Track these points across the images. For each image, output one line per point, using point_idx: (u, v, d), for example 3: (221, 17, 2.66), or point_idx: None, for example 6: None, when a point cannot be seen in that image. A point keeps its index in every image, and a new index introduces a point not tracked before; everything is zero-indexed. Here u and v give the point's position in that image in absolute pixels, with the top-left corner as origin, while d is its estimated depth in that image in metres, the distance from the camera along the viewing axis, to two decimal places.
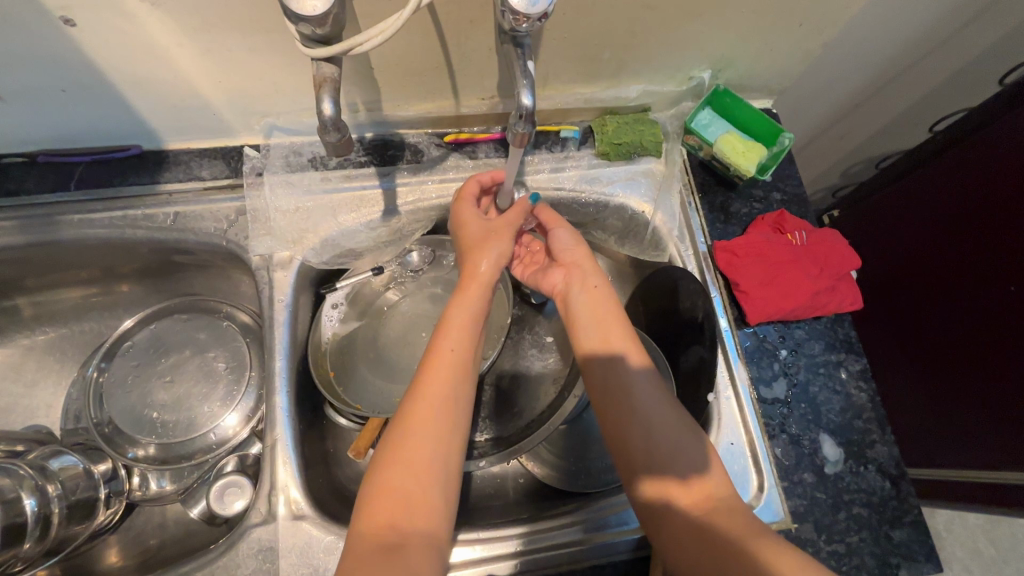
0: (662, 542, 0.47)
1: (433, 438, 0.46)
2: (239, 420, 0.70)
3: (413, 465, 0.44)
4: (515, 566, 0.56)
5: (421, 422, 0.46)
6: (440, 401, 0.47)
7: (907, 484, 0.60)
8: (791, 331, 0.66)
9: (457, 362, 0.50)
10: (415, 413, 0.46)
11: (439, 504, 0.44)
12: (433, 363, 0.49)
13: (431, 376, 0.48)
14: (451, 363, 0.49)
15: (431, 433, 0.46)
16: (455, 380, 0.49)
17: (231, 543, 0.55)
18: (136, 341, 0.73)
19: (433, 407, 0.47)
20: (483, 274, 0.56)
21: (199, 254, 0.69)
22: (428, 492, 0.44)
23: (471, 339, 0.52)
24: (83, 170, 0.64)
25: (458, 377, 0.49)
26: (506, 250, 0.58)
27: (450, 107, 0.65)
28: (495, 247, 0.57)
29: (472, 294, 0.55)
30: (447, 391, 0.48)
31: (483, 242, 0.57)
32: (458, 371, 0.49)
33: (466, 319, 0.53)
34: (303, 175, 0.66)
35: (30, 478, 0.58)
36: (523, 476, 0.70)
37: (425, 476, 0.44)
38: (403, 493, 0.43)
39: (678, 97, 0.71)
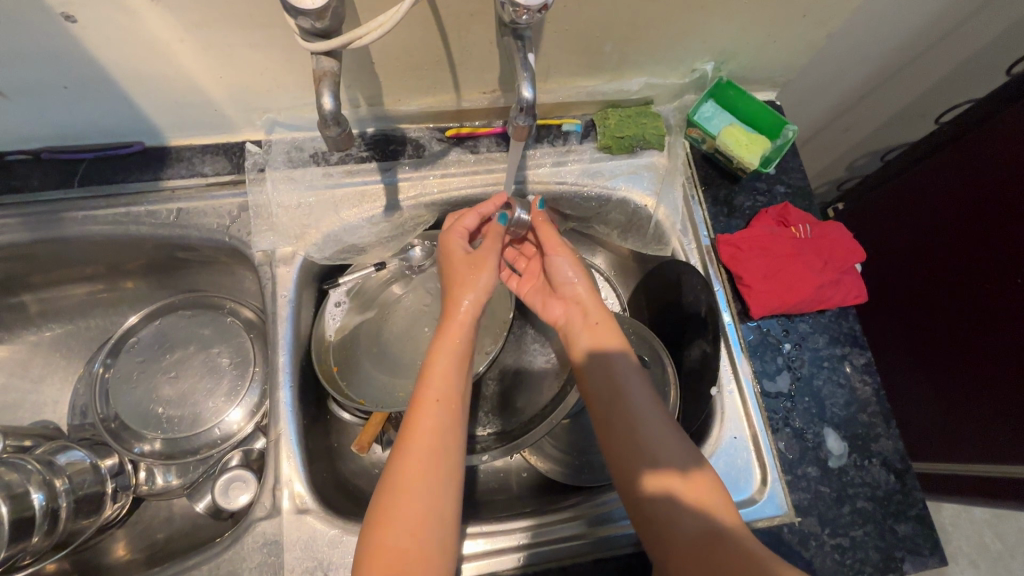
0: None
1: (428, 489, 0.44)
2: (244, 415, 0.71)
3: (407, 519, 0.43)
4: (519, 559, 0.56)
5: (411, 476, 0.45)
6: (426, 452, 0.46)
7: (912, 478, 0.60)
8: (795, 325, 0.65)
9: (442, 409, 0.48)
10: (404, 467, 0.45)
11: (440, 555, 0.43)
12: (417, 414, 0.48)
13: (415, 427, 0.47)
14: (437, 410, 0.48)
15: (423, 486, 0.44)
16: (444, 426, 0.47)
17: (236, 537, 0.55)
18: (141, 336, 0.73)
19: (422, 458, 0.45)
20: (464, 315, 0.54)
21: (202, 250, 0.70)
22: (425, 546, 0.42)
23: (458, 381, 0.50)
24: (87, 167, 0.64)
25: (444, 422, 0.48)
26: (488, 287, 0.56)
27: (451, 101, 0.65)
28: (478, 284, 0.56)
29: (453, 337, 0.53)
30: (432, 440, 0.46)
31: (465, 277, 0.56)
32: (444, 416, 0.48)
33: (451, 360, 0.51)
34: (305, 171, 0.66)
35: (39, 472, 0.58)
36: (526, 470, 0.71)
37: (422, 528, 0.43)
38: (400, 551, 0.42)
39: (681, 90, 0.70)
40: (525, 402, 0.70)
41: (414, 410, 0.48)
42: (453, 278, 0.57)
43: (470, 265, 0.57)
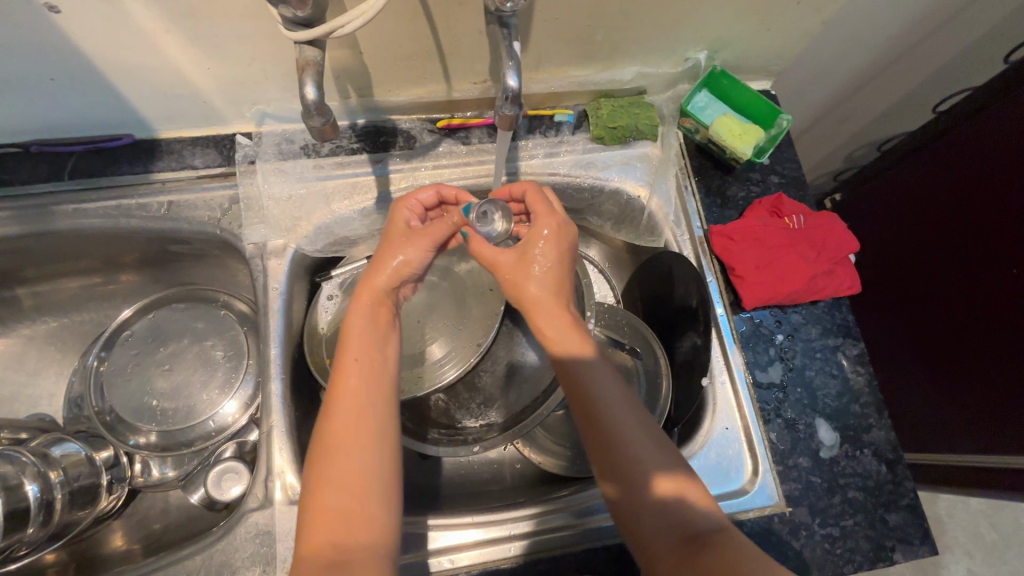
0: (649, 565, 0.45)
1: (362, 451, 0.44)
2: (238, 408, 0.71)
3: (343, 485, 0.42)
4: (526, 546, 0.56)
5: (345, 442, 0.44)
6: (358, 415, 0.45)
7: (903, 467, 0.60)
8: (788, 316, 0.65)
9: (365, 372, 0.47)
10: (333, 433, 0.44)
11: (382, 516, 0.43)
12: (342, 380, 0.47)
13: (339, 394, 0.46)
14: (362, 374, 0.47)
15: (356, 448, 0.44)
16: (370, 391, 0.47)
17: (228, 528, 0.55)
18: (134, 330, 0.73)
19: (352, 423, 0.45)
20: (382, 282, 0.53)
21: (194, 244, 0.70)
22: (367, 507, 0.42)
23: (379, 344, 0.49)
24: (76, 160, 0.64)
25: (370, 384, 0.47)
26: (418, 261, 0.54)
27: (442, 91, 0.65)
28: (403, 253, 0.53)
29: (370, 306, 0.51)
30: (363, 403, 0.46)
31: (399, 246, 0.54)
32: (369, 378, 0.47)
33: (375, 326, 0.50)
34: (295, 163, 0.66)
35: (33, 465, 0.58)
36: (520, 461, 0.71)
37: (359, 490, 0.43)
38: (339, 513, 0.42)
39: (674, 79, 0.70)
40: (518, 394, 0.70)
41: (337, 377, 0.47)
42: (382, 245, 0.55)
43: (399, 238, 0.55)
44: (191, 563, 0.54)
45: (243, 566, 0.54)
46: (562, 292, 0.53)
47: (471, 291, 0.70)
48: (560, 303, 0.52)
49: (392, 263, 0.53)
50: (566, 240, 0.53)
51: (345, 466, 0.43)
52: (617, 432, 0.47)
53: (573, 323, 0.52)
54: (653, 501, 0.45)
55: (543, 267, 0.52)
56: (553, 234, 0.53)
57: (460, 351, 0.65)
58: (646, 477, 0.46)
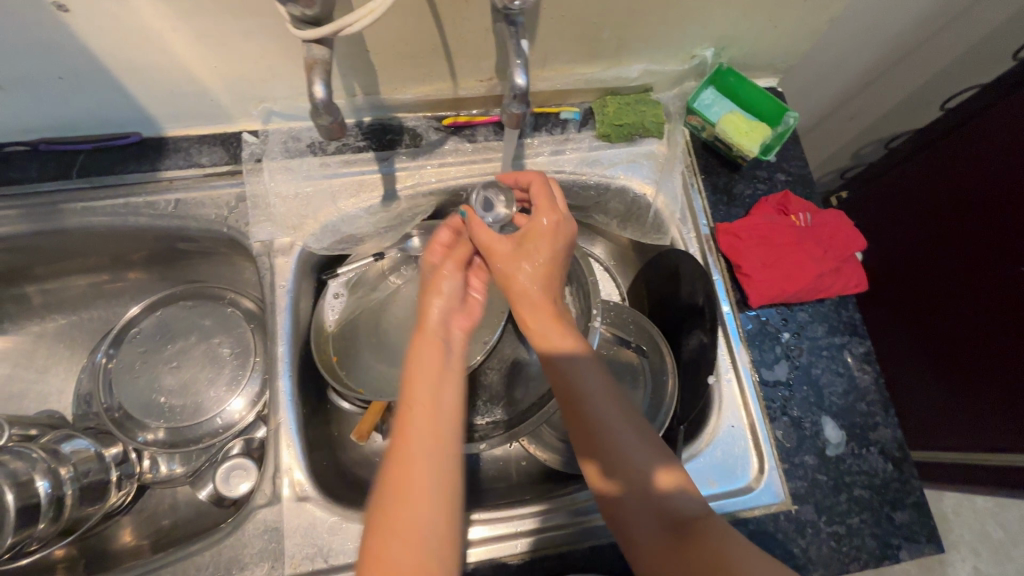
0: (632, 549, 0.46)
1: (432, 470, 0.43)
2: (245, 405, 0.71)
3: (411, 504, 0.42)
4: (529, 544, 0.56)
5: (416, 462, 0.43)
6: (429, 436, 0.45)
7: (909, 466, 0.60)
8: (794, 314, 0.65)
9: (430, 395, 0.47)
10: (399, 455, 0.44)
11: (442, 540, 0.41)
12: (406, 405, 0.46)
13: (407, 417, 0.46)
14: (426, 396, 0.47)
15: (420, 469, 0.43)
16: (440, 413, 0.47)
17: (237, 524, 0.56)
18: (142, 328, 0.74)
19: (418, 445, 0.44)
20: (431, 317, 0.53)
21: (201, 241, 0.70)
22: (428, 529, 0.41)
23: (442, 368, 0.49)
24: (85, 158, 0.65)
25: (433, 407, 0.47)
26: (457, 287, 0.56)
27: (448, 89, 0.65)
28: (439, 288, 0.55)
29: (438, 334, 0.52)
30: (431, 422, 0.46)
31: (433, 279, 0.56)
32: (431, 401, 0.47)
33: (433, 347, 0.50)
34: (301, 161, 0.66)
35: (43, 461, 0.59)
36: (525, 458, 0.71)
37: (426, 512, 0.42)
38: (403, 532, 0.40)
39: (680, 77, 0.70)
40: (524, 391, 0.70)
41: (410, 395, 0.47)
42: (423, 285, 0.57)
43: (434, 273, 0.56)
44: (201, 559, 0.54)
45: (252, 562, 0.54)
46: (551, 288, 0.52)
47: None
48: (548, 298, 0.52)
49: (434, 295, 0.55)
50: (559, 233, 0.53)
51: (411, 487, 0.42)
52: (607, 427, 0.47)
53: (561, 320, 0.51)
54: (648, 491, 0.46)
55: (535, 262, 0.52)
56: (551, 228, 0.53)
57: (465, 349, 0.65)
58: (645, 474, 0.46)
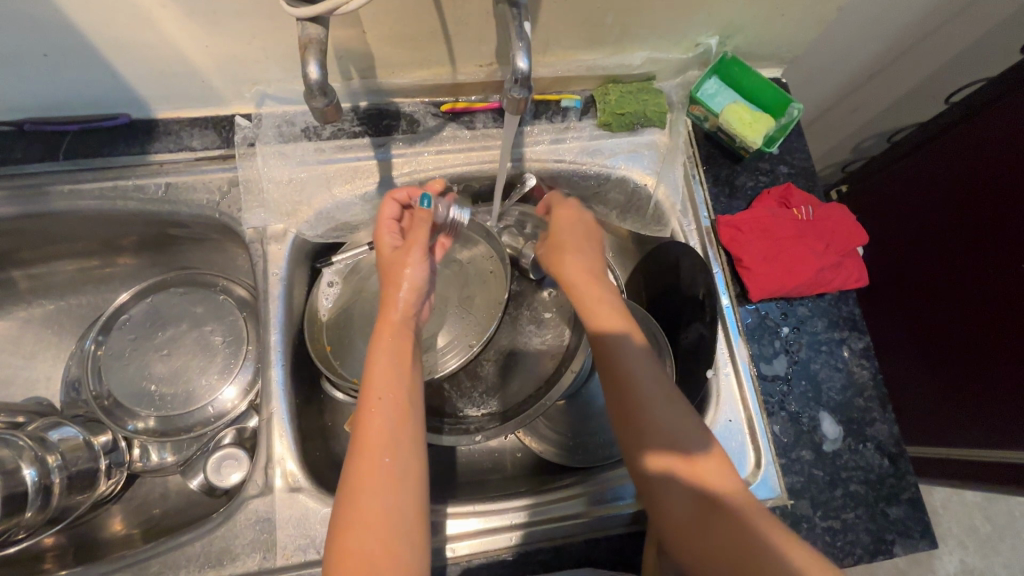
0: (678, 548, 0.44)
1: (388, 482, 0.42)
2: (237, 393, 0.71)
3: (369, 520, 0.40)
4: (520, 536, 0.56)
5: (368, 475, 0.42)
6: (383, 447, 0.44)
7: (905, 462, 0.60)
8: (794, 308, 0.64)
9: (392, 405, 0.46)
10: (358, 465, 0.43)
11: (409, 552, 0.40)
12: (367, 414, 0.45)
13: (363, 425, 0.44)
14: (390, 406, 0.45)
15: (383, 482, 0.42)
16: (394, 422, 0.45)
17: (228, 514, 0.55)
18: (132, 315, 0.72)
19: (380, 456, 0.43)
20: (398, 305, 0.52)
21: (193, 227, 0.68)
22: (395, 542, 0.40)
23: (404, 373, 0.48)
24: (72, 139, 0.63)
25: (397, 419, 0.45)
26: (421, 274, 0.54)
27: (447, 74, 0.63)
28: (406, 276, 0.53)
29: (390, 334, 0.50)
30: (386, 433, 0.44)
31: (396, 265, 0.54)
32: (396, 412, 0.45)
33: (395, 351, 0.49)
34: (296, 146, 0.65)
35: (30, 449, 0.59)
36: (521, 450, 0.70)
37: (388, 526, 0.41)
38: (368, 550, 0.39)
39: (684, 66, 0.68)
40: (520, 383, 0.68)
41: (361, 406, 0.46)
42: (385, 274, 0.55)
43: (398, 256, 0.55)
44: (191, 549, 0.53)
45: (243, 553, 0.54)
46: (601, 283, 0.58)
47: (473, 280, 0.68)
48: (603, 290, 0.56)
49: (402, 287, 0.53)
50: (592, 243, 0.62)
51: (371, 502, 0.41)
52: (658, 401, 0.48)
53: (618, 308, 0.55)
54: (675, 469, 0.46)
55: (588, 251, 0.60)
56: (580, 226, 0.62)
57: (460, 340, 0.64)
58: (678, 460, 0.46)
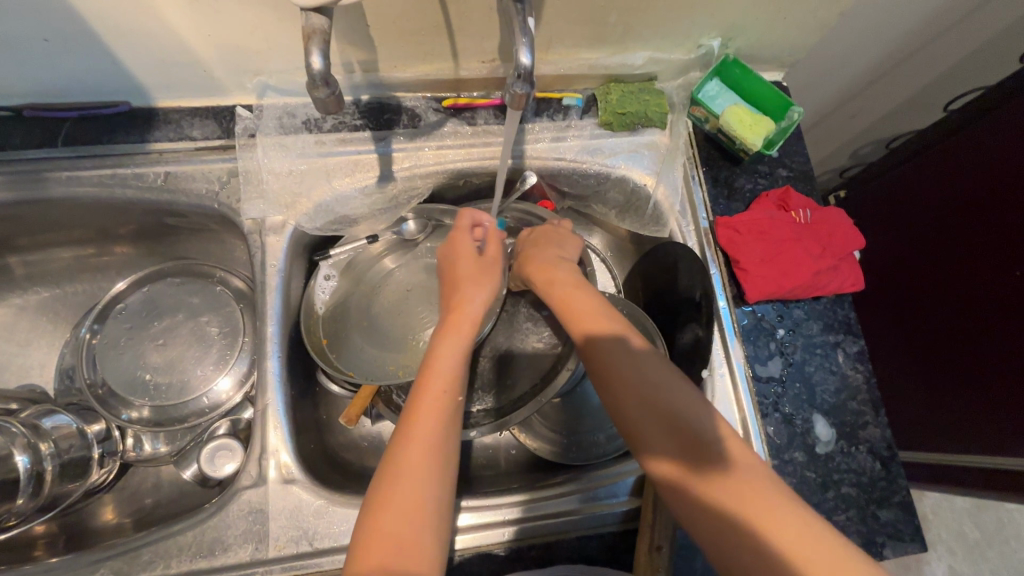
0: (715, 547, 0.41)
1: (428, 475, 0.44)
2: (232, 385, 0.71)
3: (405, 507, 0.42)
4: (512, 532, 0.56)
5: (413, 465, 0.44)
6: (432, 440, 0.46)
7: (897, 465, 0.60)
8: (790, 311, 0.65)
9: (448, 403, 0.48)
10: (404, 457, 0.44)
11: (431, 546, 0.42)
12: (420, 407, 0.47)
13: (417, 418, 0.46)
14: (444, 403, 0.48)
15: (425, 474, 0.44)
16: (445, 421, 0.47)
17: (221, 505, 0.55)
18: (128, 303, 0.72)
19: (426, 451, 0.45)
20: (470, 311, 0.55)
21: (191, 217, 0.68)
22: (421, 534, 0.42)
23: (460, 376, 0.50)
24: (71, 126, 0.63)
25: (449, 419, 0.48)
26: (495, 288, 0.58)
27: (449, 69, 0.63)
28: (482, 286, 0.57)
29: (460, 335, 0.53)
30: (437, 428, 0.46)
31: (474, 277, 0.57)
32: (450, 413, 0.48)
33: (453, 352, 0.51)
34: (296, 138, 0.65)
35: (23, 436, 0.59)
36: (515, 447, 0.71)
37: (419, 518, 0.42)
38: (395, 536, 0.41)
39: (686, 66, 0.68)
40: (516, 380, 0.68)
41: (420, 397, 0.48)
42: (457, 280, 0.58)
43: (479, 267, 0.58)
44: (183, 539, 0.53)
45: (235, 544, 0.53)
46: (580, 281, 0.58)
47: None
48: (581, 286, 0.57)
49: (477, 295, 0.56)
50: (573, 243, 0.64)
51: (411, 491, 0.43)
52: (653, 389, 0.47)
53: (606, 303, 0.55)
54: (681, 457, 0.44)
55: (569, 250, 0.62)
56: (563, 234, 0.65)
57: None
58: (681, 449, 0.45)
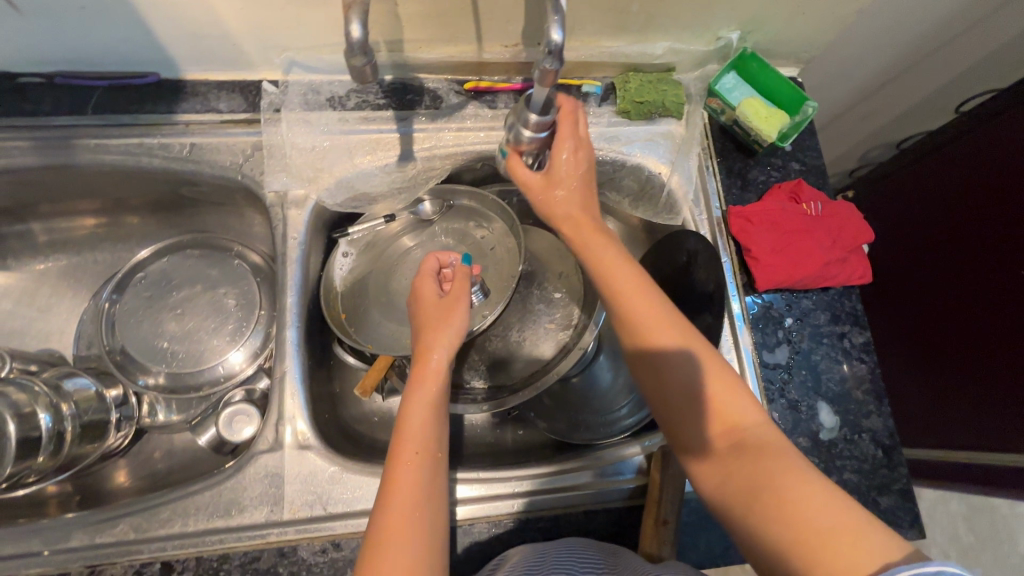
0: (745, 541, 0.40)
1: (417, 541, 0.42)
2: (245, 358, 0.72)
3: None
4: (521, 503, 0.57)
5: (397, 535, 0.42)
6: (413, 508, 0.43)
7: (898, 454, 0.62)
8: (799, 300, 0.66)
9: (425, 464, 0.46)
10: (388, 527, 0.42)
11: None
12: (398, 468, 0.45)
13: (394, 485, 0.44)
14: (419, 463, 0.45)
15: (411, 541, 0.42)
16: (425, 486, 0.45)
17: (238, 468, 0.56)
18: (148, 272, 0.74)
19: (410, 513, 0.43)
20: (434, 364, 0.51)
21: (214, 189, 0.70)
22: None
23: (436, 430, 0.48)
24: (101, 94, 0.64)
25: (429, 483, 0.45)
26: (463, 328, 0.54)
27: (472, 52, 0.64)
28: (451, 328, 0.54)
29: (427, 389, 0.50)
30: (416, 495, 0.44)
31: (435, 321, 0.54)
32: (429, 475, 0.46)
33: (424, 408, 0.49)
34: (320, 114, 0.66)
35: (45, 395, 0.59)
36: (522, 427, 0.72)
37: None
38: None
39: (704, 58, 0.70)
40: (527, 360, 0.68)
41: (395, 465, 0.46)
42: (423, 326, 0.55)
43: (442, 308, 0.55)
44: (200, 499, 0.55)
45: (250, 505, 0.55)
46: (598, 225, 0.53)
47: (489, 259, 0.69)
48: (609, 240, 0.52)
49: (446, 335, 0.53)
50: (587, 151, 0.53)
51: (399, 557, 0.41)
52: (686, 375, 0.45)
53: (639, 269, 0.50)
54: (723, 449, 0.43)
55: (571, 164, 0.52)
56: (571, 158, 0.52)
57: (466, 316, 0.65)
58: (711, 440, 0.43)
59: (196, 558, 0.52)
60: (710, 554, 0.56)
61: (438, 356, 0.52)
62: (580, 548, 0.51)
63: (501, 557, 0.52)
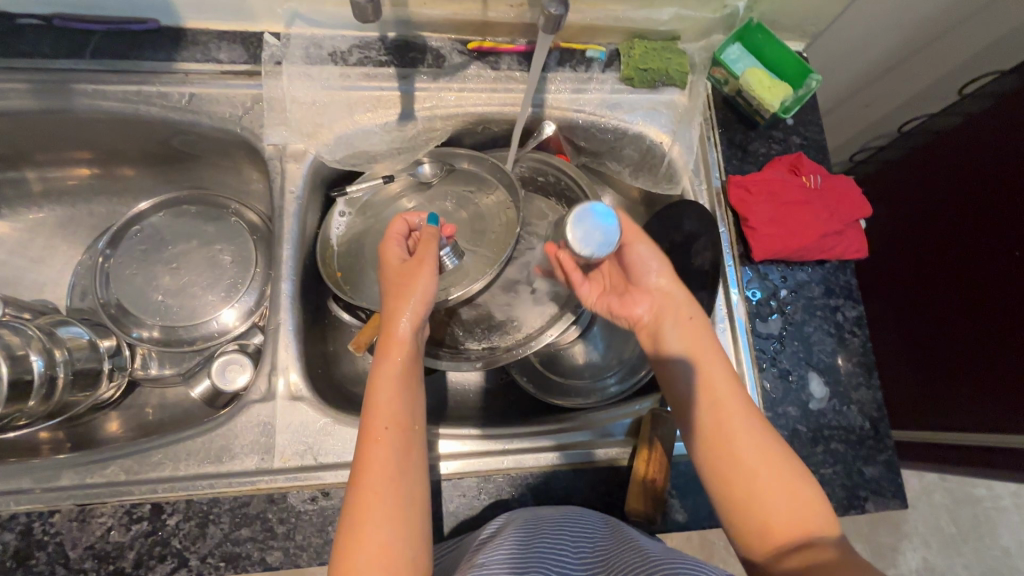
0: None
1: (394, 520, 0.41)
2: (239, 316, 0.72)
3: (373, 548, 0.39)
4: (512, 462, 0.58)
5: (372, 508, 0.41)
6: (386, 482, 0.43)
7: (885, 426, 0.62)
8: (794, 273, 0.66)
9: (396, 435, 0.45)
10: (361, 502, 0.42)
11: None
12: (368, 446, 0.44)
13: (364, 460, 0.43)
14: (390, 438, 0.45)
15: (389, 517, 0.41)
16: (397, 455, 0.44)
17: (230, 416, 0.56)
18: (144, 226, 0.73)
19: (381, 491, 0.42)
20: (399, 335, 0.50)
21: (212, 142, 0.69)
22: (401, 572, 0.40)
23: (407, 401, 0.47)
24: (99, 39, 0.63)
25: (401, 454, 0.44)
26: (429, 294, 0.53)
27: (477, 10, 0.64)
28: (415, 294, 0.52)
29: (394, 363, 0.49)
30: (391, 467, 0.43)
31: (398, 290, 0.53)
32: (400, 447, 0.45)
33: (391, 382, 0.48)
34: (322, 69, 0.65)
35: (39, 339, 0.59)
36: (514, 394, 0.72)
37: (395, 558, 0.40)
38: None
39: (710, 28, 0.69)
40: (521, 322, 0.68)
41: (364, 441, 0.44)
42: (388, 295, 0.53)
43: (403, 276, 0.53)
44: (191, 445, 0.55)
45: (242, 453, 0.55)
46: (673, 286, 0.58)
47: (485, 220, 0.68)
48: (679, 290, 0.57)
49: (408, 305, 0.51)
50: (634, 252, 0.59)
51: (374, 531, 0.40)
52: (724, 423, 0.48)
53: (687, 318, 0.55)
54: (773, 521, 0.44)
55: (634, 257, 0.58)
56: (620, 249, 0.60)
57: (443, 282, 0.64)
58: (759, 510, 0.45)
59: (186, 501, 0.52)
60: (697, 515, 0.57)
61: (405, 328, 0.50)
62: (588, 516, 0.51)
63: (500, 519, 0.50)
